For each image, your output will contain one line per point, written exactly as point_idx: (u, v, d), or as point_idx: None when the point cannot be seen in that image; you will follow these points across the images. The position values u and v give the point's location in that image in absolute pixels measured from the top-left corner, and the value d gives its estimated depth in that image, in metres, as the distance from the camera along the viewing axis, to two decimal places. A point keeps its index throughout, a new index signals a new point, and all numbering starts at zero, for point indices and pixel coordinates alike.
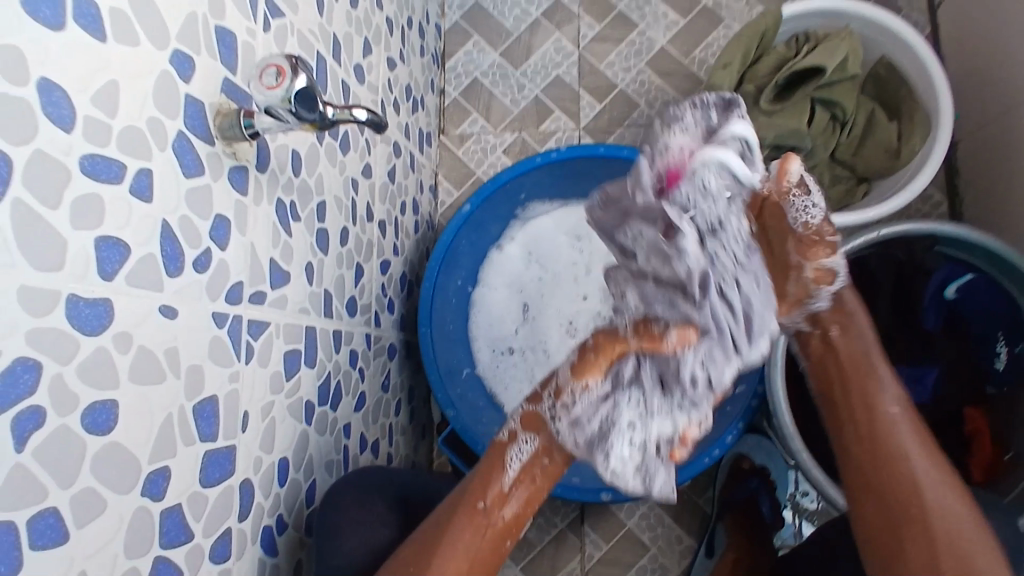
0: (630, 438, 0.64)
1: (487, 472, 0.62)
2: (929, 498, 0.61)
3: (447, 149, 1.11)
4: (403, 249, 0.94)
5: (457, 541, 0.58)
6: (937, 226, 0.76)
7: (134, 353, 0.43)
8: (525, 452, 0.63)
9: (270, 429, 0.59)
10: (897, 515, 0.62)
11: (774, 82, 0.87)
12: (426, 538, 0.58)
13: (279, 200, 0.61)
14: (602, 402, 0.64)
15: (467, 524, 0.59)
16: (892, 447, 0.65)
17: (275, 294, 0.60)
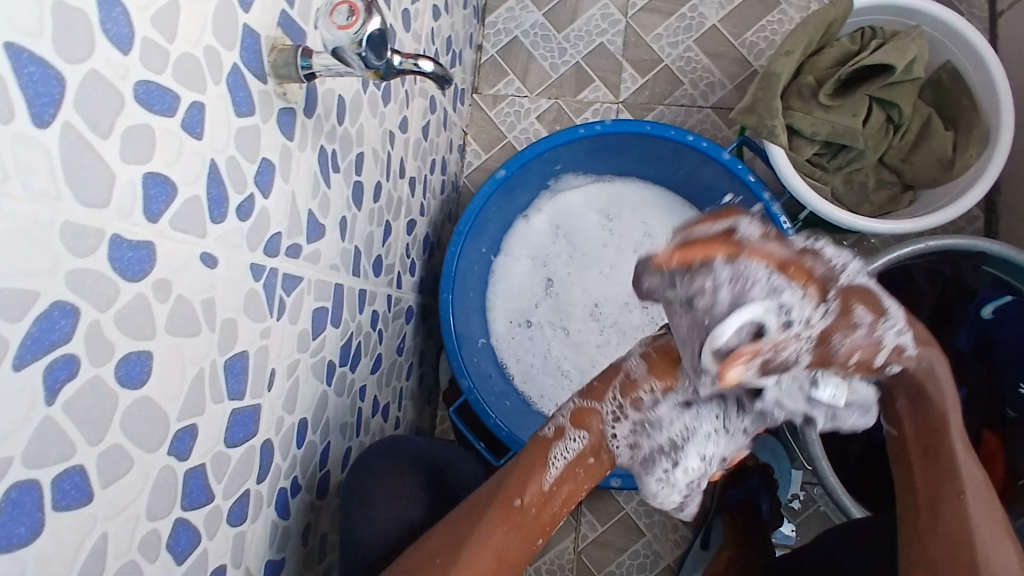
0: (704, 453, 0.59)
1: (528, 467, 0.57)
2: None
3: (479, 109, 1.07)
4: (428, 209, 0.91)
5: (483, 540, 0.54)
6: (987, 244, 0.74)
7: (172, 302, 0.40)
8: (571, 449, 0.59)
9: (294, 388, 0.56)
10: None
11: (837, 77, 0.83)
12: (453, 534, 0.54)
13: (321, 148, 0.57)
14: (682, 410, 0.58)
15: (500, 521, 0.55)
16: (962, 530, 0.58)
17: (311, 247, 0.56)
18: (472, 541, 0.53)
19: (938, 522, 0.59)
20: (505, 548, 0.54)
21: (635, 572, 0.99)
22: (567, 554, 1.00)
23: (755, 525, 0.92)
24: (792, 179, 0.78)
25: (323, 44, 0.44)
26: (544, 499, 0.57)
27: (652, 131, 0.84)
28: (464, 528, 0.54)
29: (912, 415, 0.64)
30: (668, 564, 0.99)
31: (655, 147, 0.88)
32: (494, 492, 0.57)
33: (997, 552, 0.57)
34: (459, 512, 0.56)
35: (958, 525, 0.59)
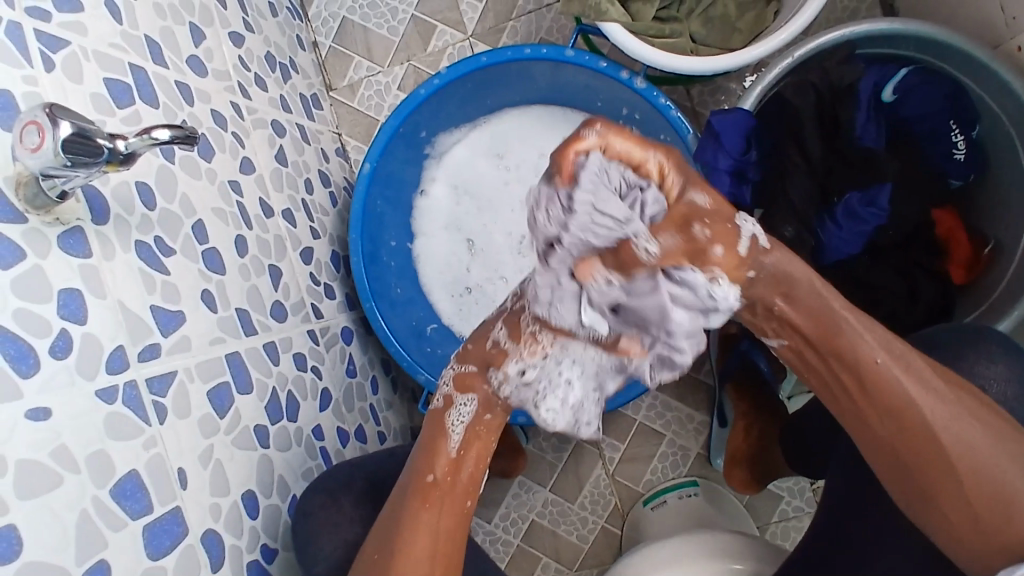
0: (565, 396, 0.57)
1: (433, 445, 0.61)
2: (970, 476, 0.53)
3: (342, 105, 1.03)
4: (323, 228, 0.89)
5: (422, 523, 0.58)
6: (852, 30, 0.72)
7: (13, 469, 0.41)
8: (467, 412, 0.60)
9: (219, 472, 0.57)
10: (916, 464, 0.54)
11: None
12: (393, 516, 0.59)
13: (137, 243, 0.56)
14: (541, 366, 0.57)
15: (422, 506, 0.58)
16: (902, 404, 0.53)
17: (172, 338, 0.56)
18: (408, 527, 0.58)
19: (871, 404, 0.54)
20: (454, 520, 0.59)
21: (671, 472, 1.00)
22: (603, 481, 1.01)
23: (759, 386, 0.92)
24: (631, 45, 0.73)
25: (32, 171, 0.44)
26: (456, 466, 0.60)
27: (489, 62, 0.79)
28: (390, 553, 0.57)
29: (799, 314, 0.53)
30: (699, 453, 0.99)
31: (501, 73, 0.83)
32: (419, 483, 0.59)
33: (956, 419, 0.53)
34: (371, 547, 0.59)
35: (909, 417, 0.53)
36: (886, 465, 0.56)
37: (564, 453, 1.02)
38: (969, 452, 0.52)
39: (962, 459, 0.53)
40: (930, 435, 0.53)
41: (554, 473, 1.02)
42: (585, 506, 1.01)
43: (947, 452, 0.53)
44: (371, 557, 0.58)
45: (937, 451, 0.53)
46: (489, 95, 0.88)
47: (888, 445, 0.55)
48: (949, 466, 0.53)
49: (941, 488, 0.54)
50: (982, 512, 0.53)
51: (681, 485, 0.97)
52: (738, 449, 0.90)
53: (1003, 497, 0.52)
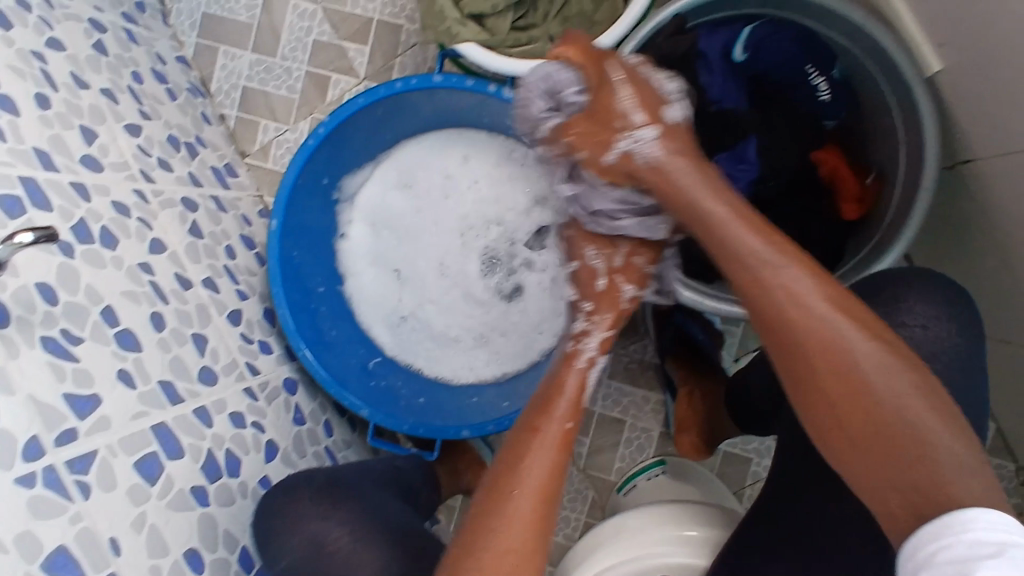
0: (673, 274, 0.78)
1: (546, 407, 0.66)
2: (825, 350, 0.54)
3: (257, 168, 1.07)
4: (251, 288, 0.93)
5: (536, 462, 0.61)
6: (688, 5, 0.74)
7: None
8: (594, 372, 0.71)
9: (155, 535, 0.60)
10: (782, 345, 0.56)
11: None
12: (497, 477, 0.61)
13: (43, 338, 0.59)
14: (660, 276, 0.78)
15: (545, 445, 0.62)
16: (751, 278, 0.59)
17: (89, 420, 0.59)
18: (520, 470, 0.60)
19: (740, 284, 0.60)
20: (561, 462, 0.62)
21: (639, 455, 1.01)
22: (575, 477, 1.02)
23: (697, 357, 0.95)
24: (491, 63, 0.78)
25: None
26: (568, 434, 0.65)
27: (366, 102, 0.83)
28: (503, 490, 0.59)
29: (715, 199, 0.63)
30: (661, 432, 1.01)
31: (383, 109, 0.87)
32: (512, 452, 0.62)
33: (853, 350, 0.53)
34: (489, 486, 0.60)
35: (802, 335, 0.55)
36: (779, 355, 0.57)
37: None
38: (822, 325, 0.54)
39: (820, 341, 0.54)
40: (820, 353, 0.54)
41: None
42: (563, 505, 1.02)
43: (789, 339, 0.56)
44: (493, 488, 0.60)
45: (783, 327, 0.56)
46: (382, 130, 0.92)
47: (767, 322, 0.57)
48: (801, 343, 0.55)
49: (814, 399, 0.55)
50: (858, 408, 0.53)
51: (650, 466, 0.98)
52: (685, 419, 0.93)
53: (885, 423, 0.52)
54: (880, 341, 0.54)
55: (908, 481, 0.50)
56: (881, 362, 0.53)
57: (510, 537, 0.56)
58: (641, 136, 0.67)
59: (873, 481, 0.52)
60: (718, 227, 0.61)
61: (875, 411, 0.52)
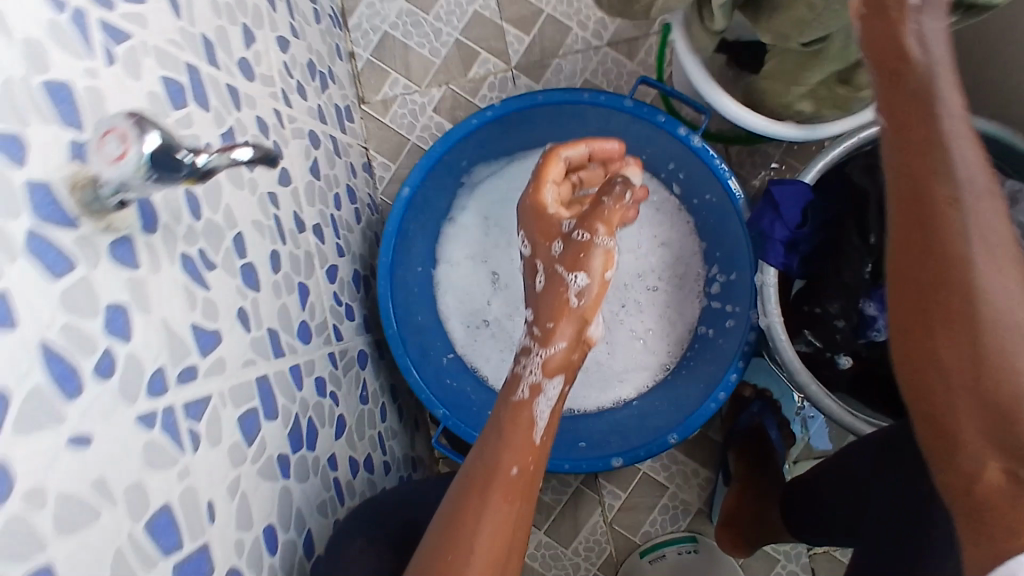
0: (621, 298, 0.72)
1: (507, 427, 0.63)
2: (991, 323, 0.44)
3: (372, 119, 1.01)
4: (348, 246, 0.87)
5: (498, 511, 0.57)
6: None
7: (53, 504, 0.37)
8: (549, 401, 0.65)
9: (244, 505, 0.53)
10: (927, 291, 0.47)
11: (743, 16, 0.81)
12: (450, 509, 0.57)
13: (184, 255, 0.52)
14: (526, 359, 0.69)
15: (504, 495, 0.58)
16: (920, 235, 0.48)
17: (208, 360, 0.53)
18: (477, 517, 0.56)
19: (919, 219, 0.48)
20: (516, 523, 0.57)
21: (670, 525, 0.98)
22: (599, 527, 0.99)
23: (764, 454, 0.89)
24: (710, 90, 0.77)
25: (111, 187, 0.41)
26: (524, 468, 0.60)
27: (545, 101, 0.78)
28: (458, 533, 0.55)
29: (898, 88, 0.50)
30: (700, 509, 0.98)
31: (550, 112, 0.82)
32: (474, 475, 0.59)
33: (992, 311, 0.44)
34: (438, 532, 0.56)
35: (948, 281, 0.46)
36: (903, 298, 0.49)
37: (564, 496, 1.00)
38: (991, 305, 0.45)
39: (986, 325, 0.44)
40: (951, 316, 0.46)
41: (550, 516, 1.00)
42: (578, 552, 0.99)
43: (949, 311, 0.46)
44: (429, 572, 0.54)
45: (940, 292, 0.46)
46: (536, 132, 0.87)
47: (920, 270, 0.48)
48: (960, 314, 0.45)
49: (963, 375, 0.45)
50: (987, 382, 0.44)
51: (680, 540, 0.96)
52: (733, 515, 0.87)
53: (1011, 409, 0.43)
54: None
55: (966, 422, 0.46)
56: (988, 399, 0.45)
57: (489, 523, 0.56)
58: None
59: (971, 443, 0.45)
60: (928, 137, 0.49)
61: (1007, 400, 0.43)
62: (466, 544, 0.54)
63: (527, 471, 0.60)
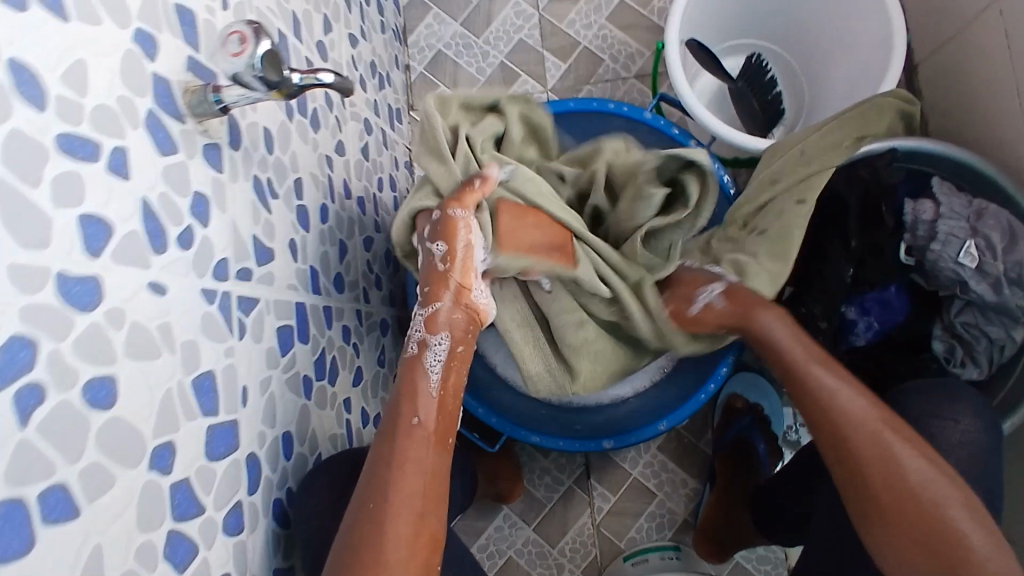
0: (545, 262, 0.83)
1: (411, 380, 0.63)
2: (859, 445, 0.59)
3: (418, 125, 1.11)
4: (384, 225, 0.94)
5: (408, 462, 0.58)
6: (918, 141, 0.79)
7: (128, 329, 0.42)
8: (442, 351, 0.64)
9: (270, 404, 0.58)
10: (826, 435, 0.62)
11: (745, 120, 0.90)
12: (378, 459, 0.58)
13: (255, 178, 0.60)
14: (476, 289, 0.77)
15: (410, 445, 0.59)
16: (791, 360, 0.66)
17: (262, 270, 0.60)
18: (396, 462, 0.57)
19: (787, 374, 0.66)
20: (439, 464, 0.59)
21: (655, 533, 1.01)
22: (586, 530, 1.02)
23: (747, 466, 0.93)
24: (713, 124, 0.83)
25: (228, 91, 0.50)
26: (438, 408, 0.62)
27: (576, 108, 0.88)
28: (376, 487, 0.56)
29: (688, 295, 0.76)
30: (684, 519, 1.01)
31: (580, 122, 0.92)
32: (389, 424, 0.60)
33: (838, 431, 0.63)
34: (360, 495, 0.57)
35: (827, 424, 0.62)
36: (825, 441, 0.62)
37: (555, 495, 1.03)
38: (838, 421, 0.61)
39: (843, 448, 0.60)
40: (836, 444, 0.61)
41: (541, 513, 1.03)
42: (564, 552, 1.02)
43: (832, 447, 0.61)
44: (356, 528, 0.55)
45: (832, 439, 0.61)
46: None
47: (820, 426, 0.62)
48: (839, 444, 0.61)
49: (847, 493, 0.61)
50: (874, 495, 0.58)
51: (663, 547, 0.98)
52: (710, 520, 0.92)
53: (878, 503, 0.58)
54: (850, 425, 0.60)
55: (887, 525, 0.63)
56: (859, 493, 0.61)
57: (415, 460, 0.58)
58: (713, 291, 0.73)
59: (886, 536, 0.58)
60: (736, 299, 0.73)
61: (877, 507, 0.58)
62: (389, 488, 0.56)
63: (433, 418, 0.61)
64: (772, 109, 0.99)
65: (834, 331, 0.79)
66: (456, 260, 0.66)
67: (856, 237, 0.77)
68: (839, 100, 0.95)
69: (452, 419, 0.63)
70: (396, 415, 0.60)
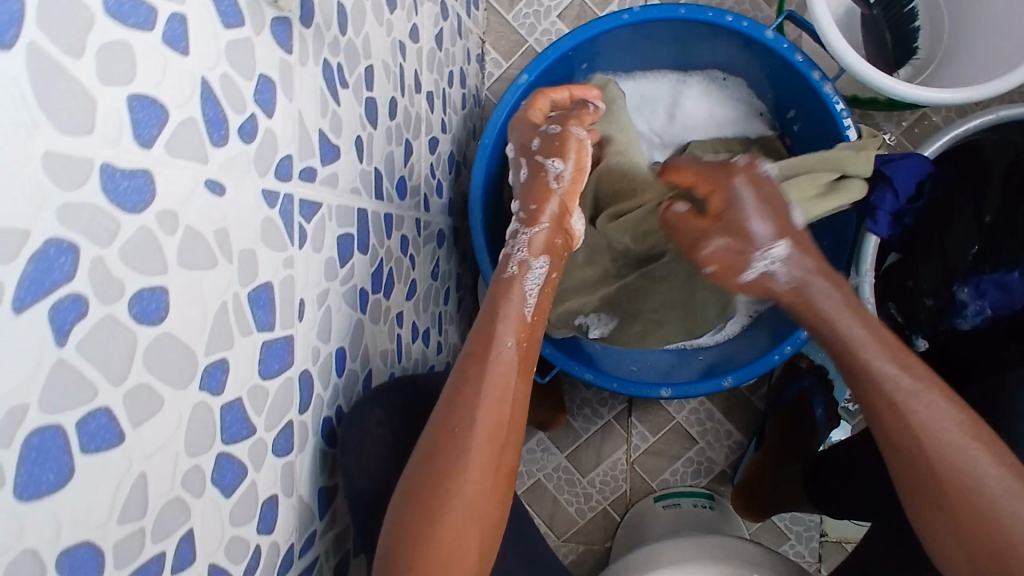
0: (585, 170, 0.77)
1: (505, 299, 0.60)
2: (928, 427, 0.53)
3: (495, 13, 0.99)
4: (451, 126, 0.87)
5: (493, 389, 0.54)
6: None
7: (181, 234, 0.37)
8: (540, 275, 0.63)
9: (327, 318, 0.54)
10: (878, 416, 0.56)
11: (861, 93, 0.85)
12: (462, 378, 0.55)
13: (325, 62, 0.53)
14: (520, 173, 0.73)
15: (497, 372, 0.55)
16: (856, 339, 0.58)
17: (326, 170, 0.53)
18: (482, 387, 0.54)
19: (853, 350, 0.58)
20: (521, 393, 0.56)
21: (690, 479, 0.99)
22: (620, 465, 1.00)
23: (800, 429, 0.89)
24: (843, 50, 0.72)
25: None
26: (527, 335, 0.59)
27: (686, 15, 0.77)
28: (459, 410, 0.53)
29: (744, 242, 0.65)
30: (723, 470, 0.98)
31: (687, 31, 0.81)
32: (477, 343, 0.57)
33: (910, 403, 0.54)
34: (441, 413, 0.54)
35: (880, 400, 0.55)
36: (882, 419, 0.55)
37: (593, 427, 1.00)
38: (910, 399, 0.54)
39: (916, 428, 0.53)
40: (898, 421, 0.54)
41: (576, 442, 1.01)
42: (594, 483, 1.00)
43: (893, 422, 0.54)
44: (434, 451, 0.52)
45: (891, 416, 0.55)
46: (662, 50, 0.86)
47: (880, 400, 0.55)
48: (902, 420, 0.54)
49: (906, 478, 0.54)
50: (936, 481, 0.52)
51: (697, 494, 0.95)
52: (752, 479, 0.90)
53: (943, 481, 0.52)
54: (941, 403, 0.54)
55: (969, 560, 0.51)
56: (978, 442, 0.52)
57: (499, 387, 0.55)
58: (775, 254, 0.63)
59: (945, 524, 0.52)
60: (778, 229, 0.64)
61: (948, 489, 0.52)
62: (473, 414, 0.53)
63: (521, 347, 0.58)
64: (901, 48, 0.90)
65: (939, 309, 0.75)
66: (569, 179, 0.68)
67: (991, 211, 0.72)
68: (983, 40, 0.83)
69: (537, 351, 0.60)
70: (486, 338, 0.57)
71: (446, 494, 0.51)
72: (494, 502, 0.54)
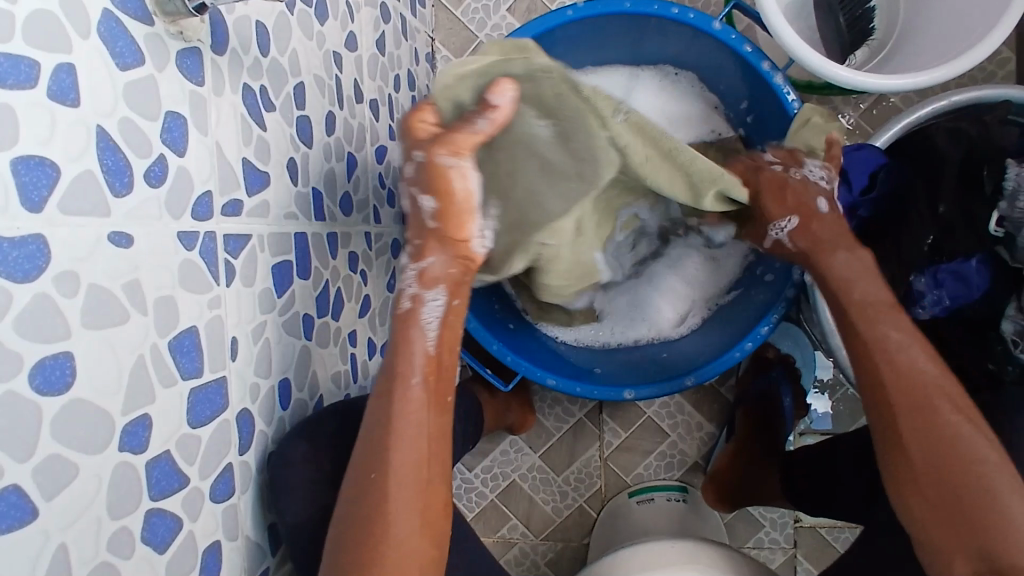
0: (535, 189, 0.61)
1: (403, 344, 0.57)
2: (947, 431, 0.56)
3: (443, 10, 0.97)
4: (400, 131, 0.84)
5: (407, 426, 0.54)
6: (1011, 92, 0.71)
7: (84, 293, 0.35)
8: (437, 308, 0.58)
9: (265, 352, 0.52)
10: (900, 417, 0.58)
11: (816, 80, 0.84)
12: (376, 423, 0.55)
13: (246, 87, 0.51)
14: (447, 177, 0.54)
15: (405, 409, 0.55)
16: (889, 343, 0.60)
17: (254, 199, 0.52)
18: (395, 427, 0.54)
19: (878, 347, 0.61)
20: (438, 424, 0.56)
21: (664, 472, 0.99)
22: (594, 462, 1.00)
23: (770, 417, 0.89)
24: (786, 37, 0.71)
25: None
26: (435, 367, 0.57)
27: (631, 10, 0.76)
28: (374, 452, 0.54)
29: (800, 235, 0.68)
30: (696, 462, 0.98)
31: (635, 25, 0.80)
32: (386, 379, 0.56)
33: (930, 396, 0.57)
34: (358, 459, 0.55)
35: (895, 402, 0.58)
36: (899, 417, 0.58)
37: (565, 425, 1.00)
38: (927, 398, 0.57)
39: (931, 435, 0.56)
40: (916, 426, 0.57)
41: (549, 442, 1.00)
42: (569, 481, 1.00)
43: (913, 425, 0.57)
44: (360, 499, 0.53)
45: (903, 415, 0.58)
46: (612, 45, 0.85)
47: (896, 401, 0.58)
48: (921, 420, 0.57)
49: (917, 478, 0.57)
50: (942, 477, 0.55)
51: (671, 487, 0.96)
52: (720, 470, 0.90)
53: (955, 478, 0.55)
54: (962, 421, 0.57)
55: (975, 549, 0.53)
56: (993, 456, 0.55)
57: (412, 421, 0.55)
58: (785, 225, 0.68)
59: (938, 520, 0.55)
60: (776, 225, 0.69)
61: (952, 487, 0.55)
62: (393, 456, 0.54)
63: (429, 379, 0.57)
64: (859, 29, 0.89)
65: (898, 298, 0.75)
66: (448, 217, 0.55)
67: (945, 202, 0.73)
68: (936, 21, 0.82)
69: (450, 377, 0.58)
70: (394, 372, 0.56)
71: (379, 539, 0.52)
72: (429, 536, 0.55)
